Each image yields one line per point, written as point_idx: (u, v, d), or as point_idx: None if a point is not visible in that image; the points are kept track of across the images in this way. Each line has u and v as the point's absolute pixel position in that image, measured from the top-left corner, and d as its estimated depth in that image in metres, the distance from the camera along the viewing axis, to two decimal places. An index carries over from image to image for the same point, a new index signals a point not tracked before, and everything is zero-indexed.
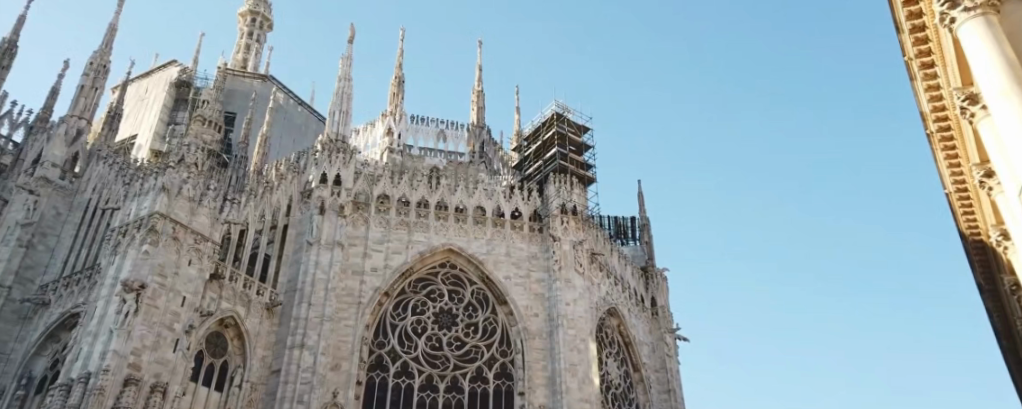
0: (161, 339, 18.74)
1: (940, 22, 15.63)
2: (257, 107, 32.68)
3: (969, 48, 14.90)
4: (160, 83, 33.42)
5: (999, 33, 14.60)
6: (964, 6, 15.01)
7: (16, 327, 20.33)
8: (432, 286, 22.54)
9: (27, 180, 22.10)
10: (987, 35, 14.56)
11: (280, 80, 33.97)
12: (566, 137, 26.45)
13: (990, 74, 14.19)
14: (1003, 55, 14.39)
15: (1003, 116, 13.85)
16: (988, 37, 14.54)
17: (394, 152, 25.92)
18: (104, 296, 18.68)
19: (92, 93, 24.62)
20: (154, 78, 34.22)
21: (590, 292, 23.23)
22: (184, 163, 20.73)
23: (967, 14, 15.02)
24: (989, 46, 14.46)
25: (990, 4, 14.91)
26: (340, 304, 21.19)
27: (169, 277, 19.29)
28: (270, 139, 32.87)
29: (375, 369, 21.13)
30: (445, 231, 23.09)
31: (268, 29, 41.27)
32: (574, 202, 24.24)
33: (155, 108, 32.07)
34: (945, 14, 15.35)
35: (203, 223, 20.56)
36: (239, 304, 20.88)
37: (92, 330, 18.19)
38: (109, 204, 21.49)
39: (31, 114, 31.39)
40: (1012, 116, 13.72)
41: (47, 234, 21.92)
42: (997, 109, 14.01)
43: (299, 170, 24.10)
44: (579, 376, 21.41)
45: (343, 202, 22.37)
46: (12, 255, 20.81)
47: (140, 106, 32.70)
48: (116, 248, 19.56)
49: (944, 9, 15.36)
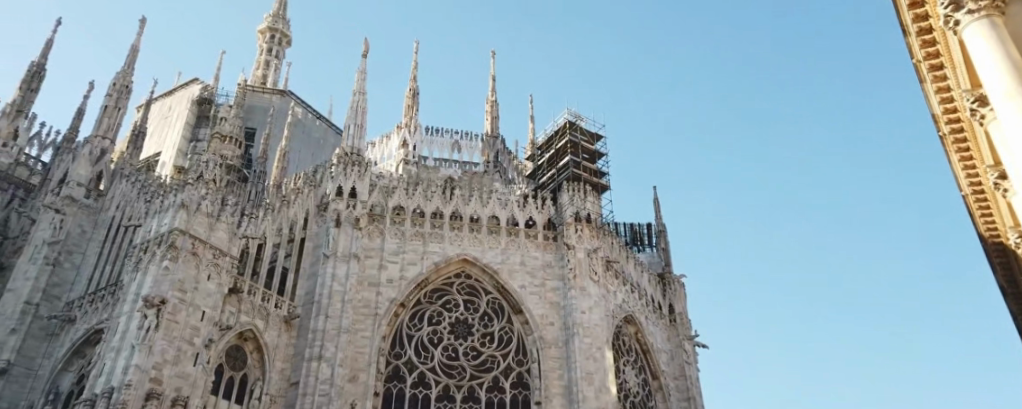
0: (182, 353, 19.14)
1: (944, 25, 15.45)
2: (276, 122, 33.23)
3: (975, 51, 14.73)
4: (183, 101, 34.06)
5: (1004, 35, 14.41)
6: (968, 8, 14.82)
7: (43, 343, 20.92)
8: (447, 296, 22.72)
9: (54, 199, 22.74)
10: (992, 37, 14.38)
11: (299, 94, 34.52)
12: (580, 145, 26.51)
13: (995, 77, 14.04)
14: (1009, 57, 14.23)
15: (1008, 120, 13.73)
16: (993, 39, 14.37)
17: (410, 164, 26.17)
18: (126, 312, 19.15)
19: (115, 113, 25.23)
20: (177, 96, 34.88)
21: (606, 300, 23.24)
22: (203, 180, 21.17)
23: (971, 16, 14.84)
24: (994, 48, 14.29)
25: (995, 6, 14.72)
26: (356, 316, 21.46)
27: (189, 292, 19.70)
28: (290, 153, 33.39)
29: (392, 379, 21.34)
30: (460, 241, 23.26)
31: (287, 45, 41.84)
32: (588, 210, 24.29)
33: (178, 126, 32.78)
34: (949, 16, 15.16)
35: (222, 238, 20.99)
36: (258, 318, 21.26)
37: (115, 345, 18.67)
38: (132, 221, 21.98)
39: (61, 135, 32.23)
40: (1017, 120, 13.59)
41: (73, 251, 22.49)
42: (1002, 113, 13.88)
43: (315, 184, 24.43)
44: (596, 385, 21.42)
45: (358, 214, 22.65)
46: (39, 274, 21.43)
47: (164, 123, 33.37)
48: (137, 265, 20.05)
49: (948, 11, 15.18)
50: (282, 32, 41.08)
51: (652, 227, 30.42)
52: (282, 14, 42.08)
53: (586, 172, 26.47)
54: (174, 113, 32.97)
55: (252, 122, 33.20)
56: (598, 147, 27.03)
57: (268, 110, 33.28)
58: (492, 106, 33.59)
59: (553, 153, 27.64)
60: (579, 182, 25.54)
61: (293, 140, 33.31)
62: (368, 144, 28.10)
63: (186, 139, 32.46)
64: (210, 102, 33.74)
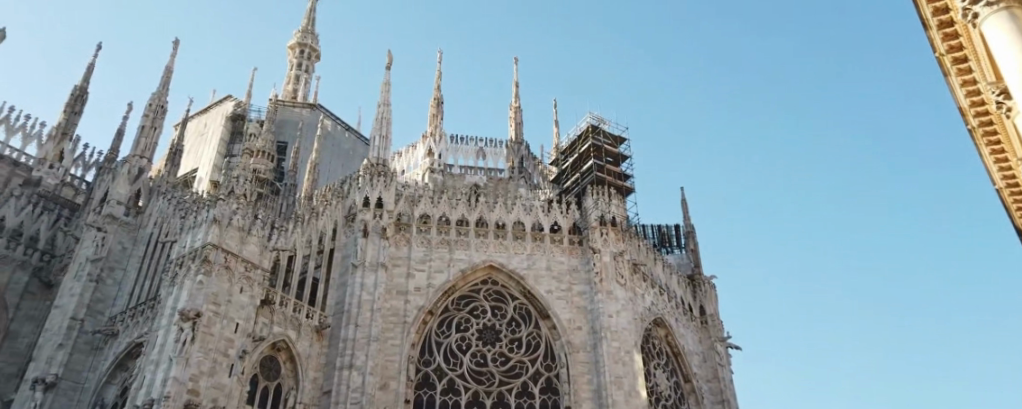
0: (217, 365, 19.72)
1: (963, 18, 14.58)
2: (306, 135, 34.09)
3: (996, 45, 13.79)
4: (219, 117, 35.03)
5: None
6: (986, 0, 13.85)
7: (89, 357, 21.78)
8: (475, 303, 22.98)
9: (96, 218, 23.65)
10: (1012, 31, 13.43)
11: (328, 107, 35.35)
12: (603, 148, 26.63)
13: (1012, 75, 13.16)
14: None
15: None
16: (1014, 35, 13.43)
17: (435, 172, 26.60)
18: (164, 325, 19.77)
19: (152, 133, 26.15)
20: (213, 113, 35.87)
21: (634, 303, 23.23)
22: (233, 195, 21.75)
23: (989, 8, 13.92)
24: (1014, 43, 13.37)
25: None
26: (386, 324, 21.83)
27: (223, 305, 20.29)
28: (320, 166, 34.25)
29: (422, 386, 21.65)
30: (486, 247, 23.51)
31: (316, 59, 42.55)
32: (613, 213, 24.33)
33: (214, 142, 33.86)
34: (967, 10, 14.27)
35: (253, 251, 21.57)
36: (290, 328, 21.80)
37: (154, 358, 19.31)
38: (169, 237, 22.68)
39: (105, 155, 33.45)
40: None
41: (115, 267, 23.29)
42: None
43: (343, 195, 24.93)
44: (625, 389, 21.44)
45: (385, 224, 23.05)
46: (84, 290, 22.27)
47: (201, 140, 34.37)
48: (173, 280, 20.71)
49: (966, 5, 14.28)
50: (311, 46, 41.91)
51: (682, 228, 30.21)
52: (311, 29, 42.92)
53: (610, 175, 26.62)
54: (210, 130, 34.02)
55: (283, 136, 34.12)
56: (622, 150, 27.13)
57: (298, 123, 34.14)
58: (517, 113, 33.86)
59: (577, 157, 27.86)
60: (602, 186, 25.66)
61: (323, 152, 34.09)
62: (395, 154, 28.65)
63: (222, 154, 33.50)
64: (243, 118, 34.64)
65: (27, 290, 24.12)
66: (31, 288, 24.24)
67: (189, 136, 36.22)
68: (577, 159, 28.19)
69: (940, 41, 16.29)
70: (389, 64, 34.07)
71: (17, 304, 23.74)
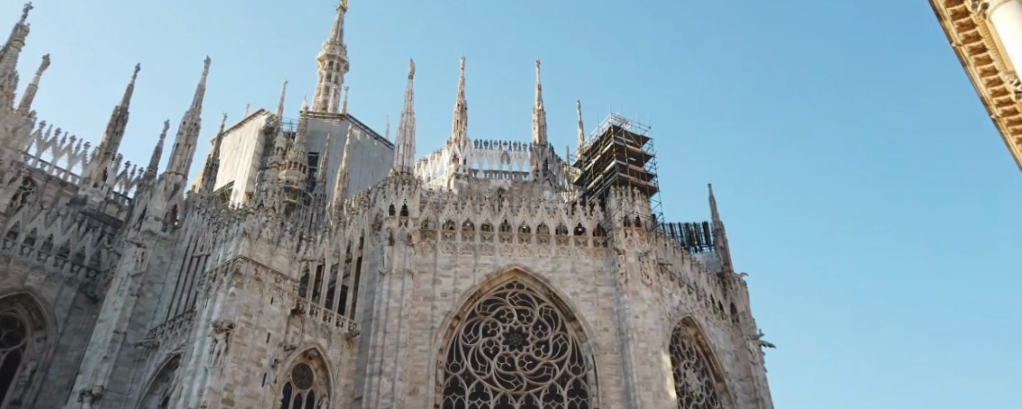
0: (251, 375, 20.05)
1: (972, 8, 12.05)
2: (334, 146, 35.47)
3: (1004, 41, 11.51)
4: (251, 132, 36.62)
5: None
6: None
7: (132, 368, 22.41)
8: (501, 306, 23.23)
9: (135, 235, 24.63)
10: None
11: (356, 118, 36.63)
12: (625, 149, 27.25)
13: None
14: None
15: None
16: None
17: (460, 177, 28.06)
18: (199, 337, 20.26)
19: (187, 149, 27.30)
20: (246, 127, 37.45)
21: (660, 304, 23.22)
22: (262, 208, 22.24)
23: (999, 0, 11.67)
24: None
25: None
26: (413, 330, 22.14)
27: (254, 315, 20.68)
28: (350, 175, 35.63)
29: (451, 391, 21.90)
30: (511, 251, 23.78)
31: (345, 70, 43.05)
32: (637, 213, 24.44)
33: (249, 155, 35.44)
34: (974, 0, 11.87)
35: (282, 262, 22.03)
36: (321, 336, 22.28)
37: (190, 369, 19.79)
38: (203, 250, 23.42)
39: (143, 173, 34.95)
40: None
41: (154, 282, 24.10)
42: None
43: (369, 204, 25.38)
44: (654, 390, 21.34)
45: (410, 231, 23.42)
46: (126, 304, 23.10)
47: (236, 154, 36.06)
48: (207, 293, 21.16)
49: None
50: (339, 57, 42.65)
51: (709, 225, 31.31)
52: (338, 41, 43.53)
53: (633, 174, 27.47)
54: (244, 144, 35.80)
55: (313, 147, 35.54)
56: (642, 151, 28.14)
57: (327, 134, 35.45)
58: (539, 117, 34.49)
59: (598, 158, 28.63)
60: (625, 186, 26.19)
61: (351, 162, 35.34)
62: (419, 161, 30.21)
63: (256, 167, 35.15)
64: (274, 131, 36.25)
65: (75, 305, 25.23)
66: (78, 303, 25.35)
67: (224, 151, 37.92)
68: (599, 159, 28.80)
69: (956, 36, 13.59)
70: (412, 74, 34.82)
71: (65, 319, 24.84)
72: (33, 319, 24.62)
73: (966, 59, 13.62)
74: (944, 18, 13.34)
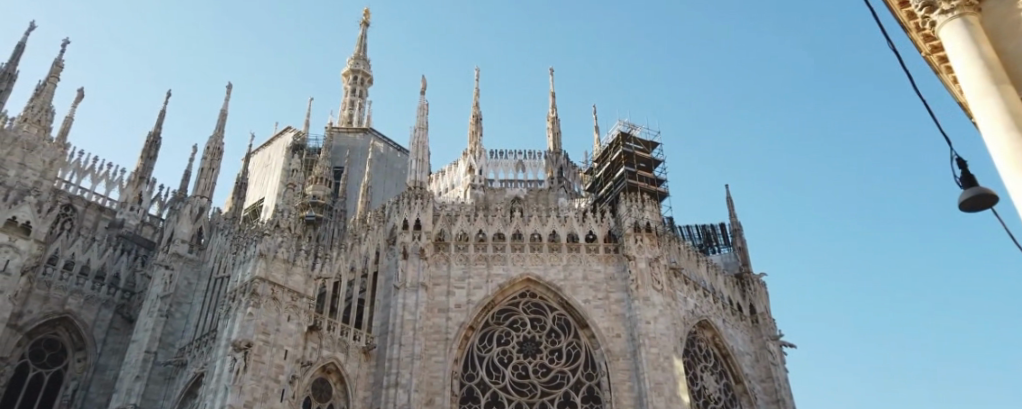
0: (268, 390, 20.32)
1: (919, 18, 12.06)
2: (356, 159, 37.46)
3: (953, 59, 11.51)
4: (281, 150, 38.78)
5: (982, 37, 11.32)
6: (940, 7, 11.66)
7: (163, 386, 23.16)
8: (514, 316, 23.45)
9: (164, 257, 25.87)
10: (962, 38, 11.25)
11: (379, 131, 38.19)
12: (634, 155, 28.49)
13: (962, 76, 10.95)
14: (983, 59, 11.04)
15: (984, 125, 10.54)
16: (968, 47, 11.10)
17: (476, 187, 30.46)
18: (219, 356, 20.48)
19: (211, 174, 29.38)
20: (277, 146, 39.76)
21: (672, 308, 23.28)
22: (280, 228, 22.65)
23: (945, 15, 11.63)
24: (965, 49, 11.11)
25: (969, 3, 11.54)
26: (428, 342, 22.36)
27: (272, 334, 21.03)
28: (375, 187, 37.29)
29: (466, 401, 22.02)
30: (523, 261, 24.10)
31: (369, 84, 43.96)
32: (648, 219, 24.63)
33: (278, 171, 37.90)
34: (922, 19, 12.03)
35: (298, 281, 22.35)
36: (338, 351, 22.77)
37: (212, 387, 20.01)
38: (222, 271, 24.38)
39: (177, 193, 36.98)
40: (989, 124, 10.45)
41: (182, 302, 25.08)
42: (976, 116, 10.73)
43: (384, 219, 26.51)
44: (665, 395, 21.25)
45: (423, 245, 23.79)
46: (155, 324, 24.02)
47: (268, 171, 38.43)
48: (226, 313, 21.50)
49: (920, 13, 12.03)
50: (363, 72, 43.53)
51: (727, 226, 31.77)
52: (362, 56, 44.46)
53: (642, 181, 28.44)
54: (275, 161, 38.28)
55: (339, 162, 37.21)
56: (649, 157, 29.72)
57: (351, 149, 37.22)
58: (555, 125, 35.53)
59: (609, 164, 29.50)
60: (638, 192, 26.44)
61: (374, 174, 37.06)
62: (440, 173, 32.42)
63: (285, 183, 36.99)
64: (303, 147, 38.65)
65: (111, 325, 26.59)
66: (115, 324, 26.71)
67: (254, 168, 40.28)
68: (611, 165, 29.48)
69: (926, 47, 13.07)
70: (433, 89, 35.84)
71: (103, 339, 26.19)
72: (74, 340, 26.01)
73: (936, 66, 13.06)
74: (908, 30, 12.91)
